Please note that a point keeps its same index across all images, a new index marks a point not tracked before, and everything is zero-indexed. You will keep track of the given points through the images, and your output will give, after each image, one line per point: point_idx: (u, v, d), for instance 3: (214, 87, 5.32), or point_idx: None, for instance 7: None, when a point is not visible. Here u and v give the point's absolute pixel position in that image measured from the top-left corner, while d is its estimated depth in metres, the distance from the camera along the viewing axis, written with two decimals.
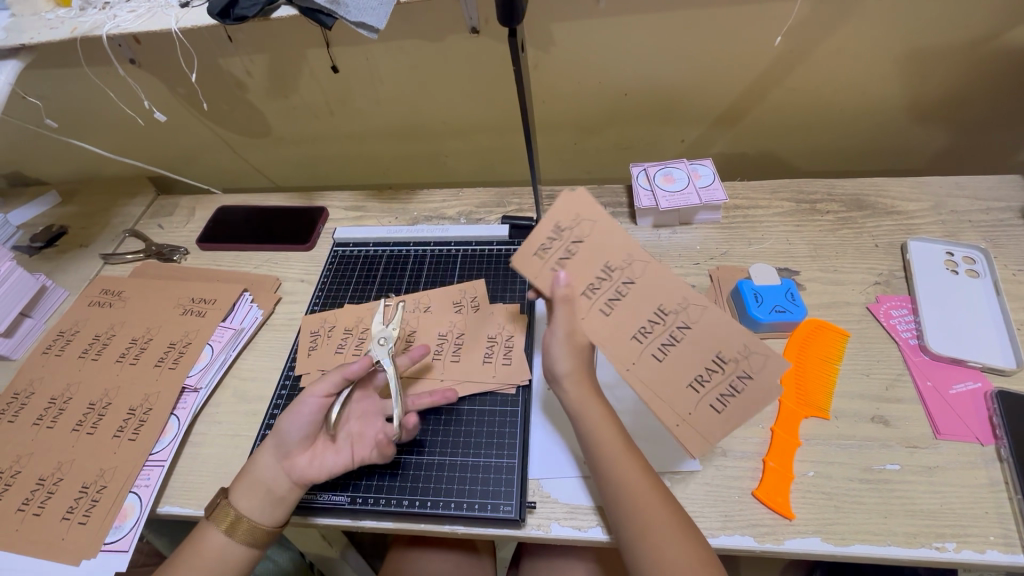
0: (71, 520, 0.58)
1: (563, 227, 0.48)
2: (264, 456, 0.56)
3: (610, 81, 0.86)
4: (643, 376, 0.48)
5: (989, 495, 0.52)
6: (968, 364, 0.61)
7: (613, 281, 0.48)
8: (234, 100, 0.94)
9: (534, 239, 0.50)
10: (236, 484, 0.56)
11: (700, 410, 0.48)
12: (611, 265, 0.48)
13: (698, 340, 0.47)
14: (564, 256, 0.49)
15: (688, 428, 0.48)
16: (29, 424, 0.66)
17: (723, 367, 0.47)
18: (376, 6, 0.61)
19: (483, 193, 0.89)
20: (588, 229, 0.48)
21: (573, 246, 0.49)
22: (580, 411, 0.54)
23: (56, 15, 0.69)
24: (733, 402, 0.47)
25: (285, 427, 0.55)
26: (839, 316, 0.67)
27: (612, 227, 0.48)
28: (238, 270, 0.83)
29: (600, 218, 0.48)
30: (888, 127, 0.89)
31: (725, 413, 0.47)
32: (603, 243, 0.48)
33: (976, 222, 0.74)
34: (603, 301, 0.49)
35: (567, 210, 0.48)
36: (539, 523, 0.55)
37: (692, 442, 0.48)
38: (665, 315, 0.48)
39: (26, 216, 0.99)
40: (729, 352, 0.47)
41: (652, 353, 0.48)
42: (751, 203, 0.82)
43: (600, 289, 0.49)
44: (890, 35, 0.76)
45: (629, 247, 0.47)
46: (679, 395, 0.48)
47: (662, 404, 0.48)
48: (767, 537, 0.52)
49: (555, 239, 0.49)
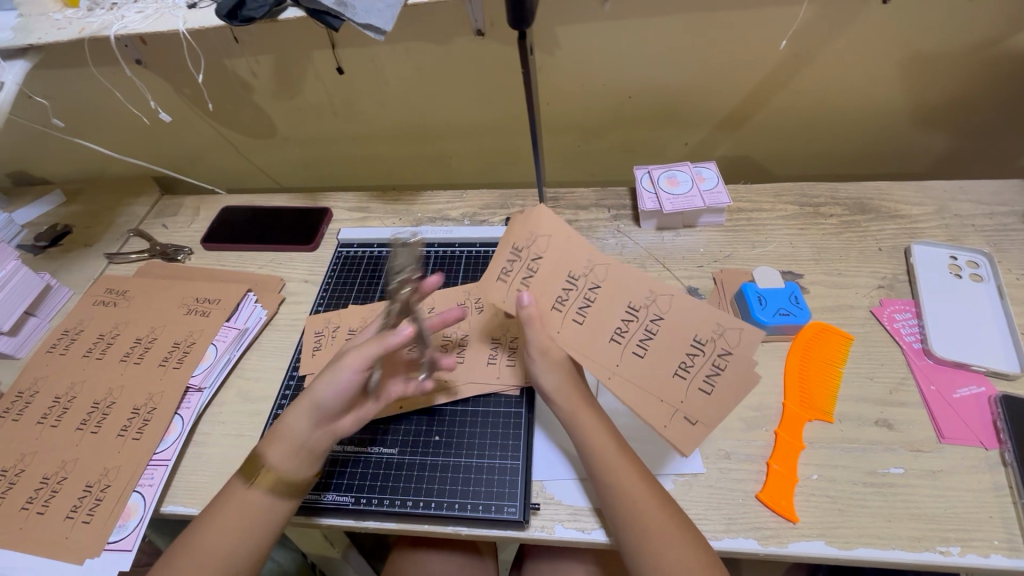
0: (74, 519, 0.58)
1: (521, 248, 0.53)
2: (297, 417, 0.54)
3: (614, 84, 0.86)
4: (624, 379, 0.52)
5: (994, 499, 0.52)
6: (972, 368, 0.61)
7: (579, 288, 0.52)
8: (239, 100, 0.94)
9: (496, 265, 0.54)
10: (273, 440, 0.55)
11: (691, 396, 0.50)
12: (574, 273, 0.52)
13: (673, 328, 0.51)
14: (527, 276, 0.53)
15: (680, 422, 0.50)
16: (33, 423, 0.66)
17: (703, 350, 0.50)
18: (383, 8, 0.61)
19: (486, 194, 0.90)
20: (545, 244, 0.52)
21: (533, 264, 0.53)
22: (573, 423, 0.54)
23: (64, 16, 0.69)
24: (719, 385, 0.49)
25: (321, 395, 0.53)
26: (843, 320, 0.67)
27: (569, 237, 0.52)
28: (242, 270, 0.83)
29: (558, 230, 0.52)
30: (892, 131, 0.90)
31: (714, 399, 0.50)
32: (562, 252, 0.52)
33: (979, 226, 0.74)
34: (573, 311, 0.53)
35: (521, 231, 0.53)
36: (543, 525, 0.55)
37: (681, 437, 0.50)
38: (636, 312, 0.52)
39: (30, 215, 0.99)
40: (705, 333, 0.50)
41: (632, 350, 0.52)
42: (754, 206, 0.82)
43: (568, 300, 0.53)
44: (894, 39, 0.76)
45: (588, 254, 0.52)
46: (664, 389, 0.51)
47: (651, 402, 0.51)
48: (771, 540, 0.52)
49: (515, 262, 0.53)
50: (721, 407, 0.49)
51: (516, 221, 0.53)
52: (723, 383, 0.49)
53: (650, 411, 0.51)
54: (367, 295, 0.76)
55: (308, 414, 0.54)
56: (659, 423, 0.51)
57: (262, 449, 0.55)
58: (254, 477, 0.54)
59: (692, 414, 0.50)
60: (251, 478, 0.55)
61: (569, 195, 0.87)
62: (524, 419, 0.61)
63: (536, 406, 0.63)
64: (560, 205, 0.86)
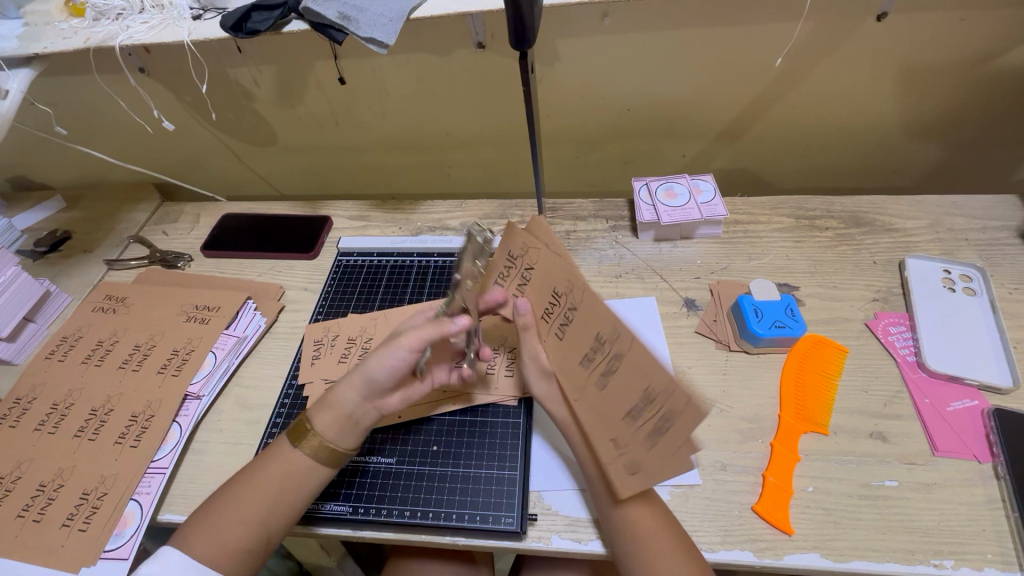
0: (71, 527, 0.58)
1: (513, 260, 0.56)
2: (349, 388, 0.55)
3: (613, 97, 0.87)
4: (586, 404, 0.53)
5: (987, 513, 0.53)
6: (965, 382, 0.61)
7: (558, 299, 0.54)
8: (241, 109, 0.95)
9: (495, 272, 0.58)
10: (320, 407, 0.56)
11: (631, 445, 0.48)
12: (559, 291, 0.54)
13: (631, 371, 0.48)
14: (524, 285, 0.57)
15: (619, 468, 0.50)
16: (30, 429, 0.66)
17: (651, 405, 0.47)
18: (386, 22, 0.62)
19: (486, 204, 0.90)
20: (537, 257, 0.54)
21: (525, 274, 0.56)
22: (570, 429, 0.55)
23: (69, 25, 0.70)
24: (664, 442, 0.46)
25: (374, 371, 0.55)
26: (838, 333, 0.68)
27: (553, 247, 0.53)
28: (241, 278, 0.84)
29: (544, 241, 0.54)
30: (886, 145, 0.91)
31: (653, 455, 0.47)
32: (545, 264, 0.54)
33: (972, 240, 0.75)
34: (556, 321, 0.55)
35: (513, 246, 0.56)
36: (540, 535, 0.55)
37: (619, 482, 0.49)
38: (604, 328, 0.50)
39: (30, 221, 1.00)
40: (657, 387, 0.46)
41: (595, 382, 0.51)
42: (751, 218, 0.83)
43: (552, 311, 0.55)
44: (889, 56, 0.78)
45: (562, 266, 0.53)
46: (615, 428, 0.50)
47: (601, 438, 0.51)
48: (767, 552, 0.52)
49: (509, 273, 0.57)
50: (660, 467, 0.46)
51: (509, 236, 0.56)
52: (664, 441, 0.46)
53: (599, 446, 0.51)
54: (366, 304, 0.76)
55: (360, 386, 0.55)
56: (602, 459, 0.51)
57: (310, 414, 0.56)
58: (298, 440, 0.55)
59: (632, 462, 0.49)
60: (297, 440, 0.55)
61: (567, 206, 0.88)
62: (522, 428, 0.61)
63: (536, 415, 0.63)
64: (558, 215, 0.87)
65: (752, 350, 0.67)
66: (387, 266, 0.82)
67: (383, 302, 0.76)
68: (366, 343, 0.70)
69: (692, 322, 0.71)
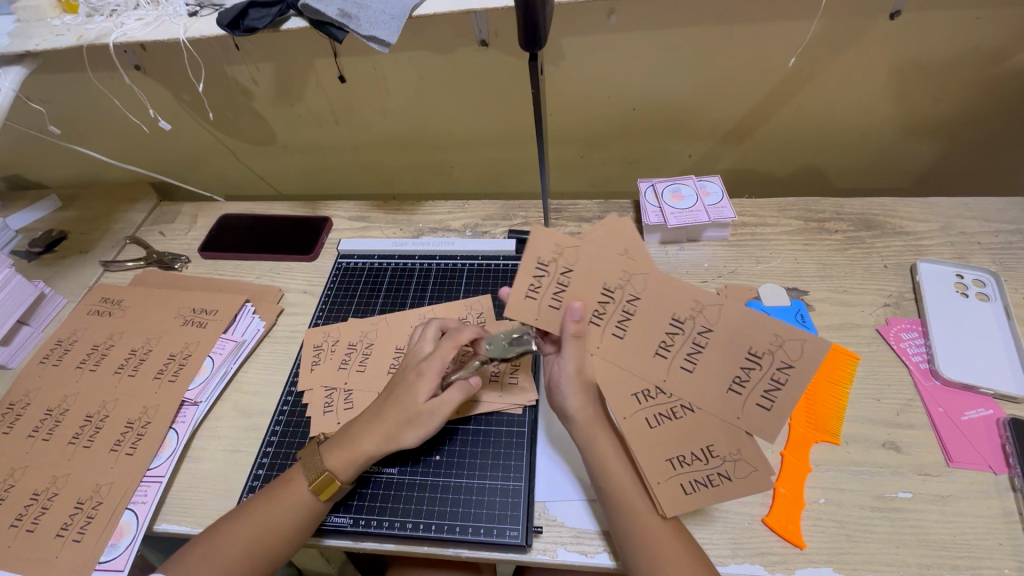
0: (65, 537, 0.57)
1: (546, 262, 0.49)
2: (373, 438, 0.55)
3: (618, 97, 0.85)
4: (643, 420, 0.51)
5: (1004, 527, 0.51)
6: (979, 390, 0.60)
7: (617, 302, 0.49)
8: (239, 107, 0.93)
9: (522, 282, 0.50)
10: (342, 460, 0.54)
11: (669, 485, 0.50)
12: (650, 319, 0.48)
13: (692, 425, 0.50)
14: (599, 292, 0.49)
15: (681, 483, 0.50)
16: (24, 436, 0.65)
17: (706, 459, 0.50)
18: (387, 19, 0.60)
19: (489, 205, 0.89)
20: (642, 280, 0.48)
21: (564, 277, 0.49)
22: (591, 445, 0.53)
23: (62, 22, 0.68)
24: (740, 444, 0.49)
25: (404, 428, 0.54)
26: (849, 339, 0.67)
27: (618, 246, 0.50)
28: (240, 280, 0.82)
29: (604, 239, 0.50)
30: (896, 145, 0.89)
31: (731, 463, 0.50)
32: (606, 270, 0.48)
33: (985, 244, 0.74)
34: (612, 325, 0.49)
35: (546, 244, 0.49)
36: (545, 548, 0.53)
37: (670, 499, 0.50)
38: (681, 325, 0.48)
39: (25, 220, 0.98)
40: (720, 448, 0.50)
41: (647, 418, 0.51)
42: (758, 221, 0.81)
43: (606, 313, 0.49)
44: (900, 55, 0.76)
45: (627, 266, 0.48)
46: (684, 435, 0.51)
47: (659, 456, 0.51)
48: (778, 566, 0.51)
49: (543, 277, 0.49)
50: (737, 472, 0.50)
51: (544, 233, 0.49)
52: (744, 447, 0.49)
53: (654, 466, 0.51)
54: (367, 308, 0.75)
55: (386, 445, 0.55)
56: (653, 478, 0.51)
57: (329, 467, 0.54)
58: (325, 496, 0.54)
59: (706, 473, 0.50)
60: (321, 494, 0.54)
61: (572, 207, 0.87)
62: (527, 437, 0.60)
63: (541, 424, 0.62)
64: (562, 217, 0.86)
65: None
66: (388, 269, 0.80)
67: (384, 306, 0.75)
68: (368, 348, 0.69)
69: None
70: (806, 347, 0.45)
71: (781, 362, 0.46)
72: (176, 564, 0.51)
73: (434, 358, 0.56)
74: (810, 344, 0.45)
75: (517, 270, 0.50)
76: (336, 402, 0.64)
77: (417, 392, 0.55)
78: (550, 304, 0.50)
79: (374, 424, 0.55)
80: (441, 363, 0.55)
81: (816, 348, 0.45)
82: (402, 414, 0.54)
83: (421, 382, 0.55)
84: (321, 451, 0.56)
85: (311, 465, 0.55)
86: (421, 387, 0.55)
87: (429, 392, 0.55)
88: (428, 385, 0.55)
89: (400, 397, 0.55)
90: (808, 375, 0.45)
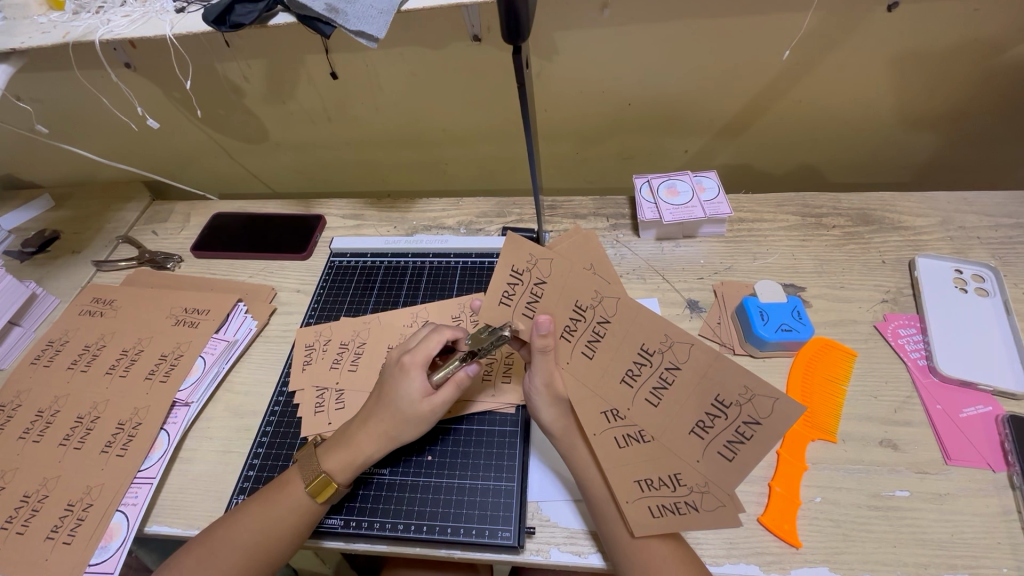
0: (55, 540, 0.56)
1: (521, 270, 0.49)
2: (370, 437, 0.54)
3: (613, 92, 0.84)
4: (611, 440, 0.49)
5: (1002, 525, 0.51)
6: (978, 387, 0.59)
7: (587, 322, 0.48)
8: (230, 105, 0.92)
9: (497, 285, 0.51)
10: (341, 462, 0.54)
11: (636, 506, 0.49)
12: (617, 342, 0.47)
13: (659, 451, 0.48)
14: (566, 310, 0.48)
15: (648, 506, 0.49)
16: (14, 438, 0.64)
17: (675, 487, 0.48)
18: (376, 14, 0.59)
19: (483, 202, 0.88)
20: (611, 305, 0.46)
21: (537, 288, 0.49)
22: (572, 453, 0.53)
23: (48, 19, 0.67)
24: (708, 477, 0.47)
25: (399, 425, 0.54)
26: (846, 335, 0.66)
27: (585, 260, 0.49)
28: (233, 280, 0.81)
29: (572, 251, 0.49)
30: (893, 139, 0.88)
31: (698, 494, 0.47)
32: (573, 285, 0.47)
33: (984, 238, 0.73)
34: (582, 343, 0.49)
35: (522, 254, 0.48)
36: (539, 548, 0.53)
37: (639, 519, 0.49)
38: (649, 357, 0.46)
39: (17, 221, 0.97)
40: (689, 478, 0.47)
41: (614, 437, 0.49)
42: (755, 216, 0.80)
43: (577, 331, 0.48)
44: (898, 47, 0.75)
45: (597, 286, 0.46)
46: (650, 461, 0.48)
47: (627, 476, 0.49)
48: (773, 566, 0.50)
49: (518, 285, 0.50)
50: (704, 504, 0.47)
51: (516, 240, 0.48)
52: (712, 481, 0.46)
53: (622, 485, 0.49)
54: (359, 307, 0.74)
55: (386, 443, 0.55)
56: (622, 497, 0.49)
57: (327, 469, 0.54)
58: (322, 498, 0.53)
59: (674, 500, 0.48)
60: (318, 497, 0.53)
61: (567, 204, 0.86)
62: (520, 438, 0.60)
63: (533, 424, 0.61)
64: (557, 214, 0.85)
65: (757, 354, 0.65)
66: (380, 268, 0.79)
67: (376, 305, 0.74)
68: (359, 347, 0.68)
69: (696, 324, 0.69)
70: (776, 406, 0.42)
71: (748, 417, 0.43)
72: (167, 567, 0.51)
73: (418, 353, 0.55)
74: (781, 404, 0.41)
75: (495, 270, 0.50)
76: (327, 403, 0.64)
77: (406, 390, 0.54)
78: (523, 312, 0.50)
79: (370, 423, 0.55)
80: (426, 358, 0.54)
81: (786, 409, 0.41)
82: (399, 413, 0.54)
83: (407, 379, 0.54)
84: (317, 455, 0.55)
85: (308, 467, 0.55)
86: (410, 385, 0.54)
87: (419, 388, 0.54)
88: (416, 382, 0.54)
89: (391, 396, 0.54)
90: (773, 433, 0.42)
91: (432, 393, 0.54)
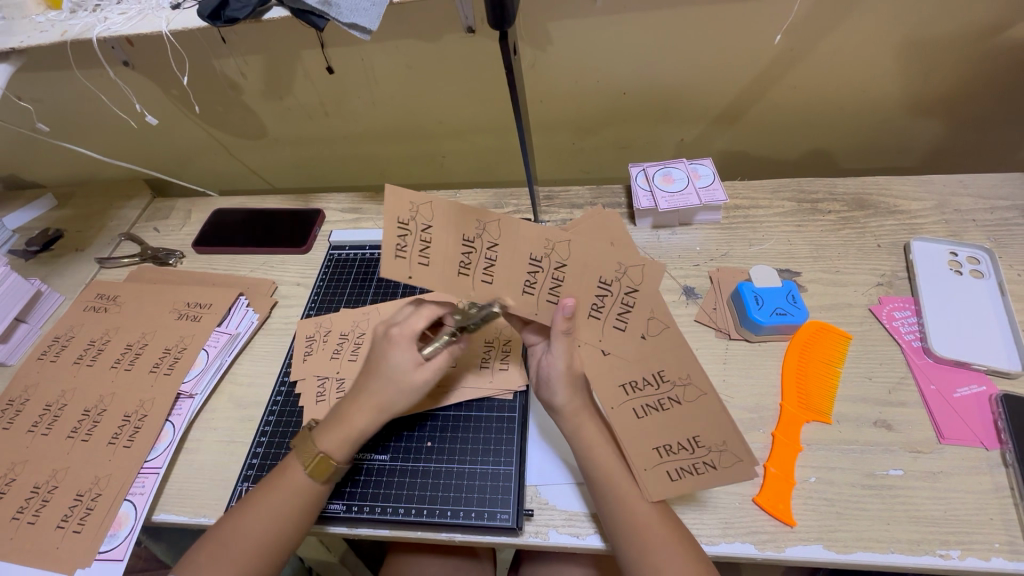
0: (65, 529, 0.58)
1: (406, 220, 0.46)
2: (361, 412, 0.55)
3: (608, 81, 0.85)
4: (631, 411, 0.52)
5: (995, 501, 0.51)
6: (972, 366, 0.59)
7: (615, 295, 0.47)
8: (228, 101, 0.93)
9: (388, 245, 0.47)
10: (336, 441, 0.54)
11: (656, 471, 0.52)
12: (624, 296, 0.47)
13: (681, 416, 0.51)
14: (553, 284, 0.48)
15: (666, 470, 0.51)
16: (24, 432, 0.66)
17: (694, 449, 0.51)
18: (367, 6, 0.61)
19: (481, 194, 0.89)
20: (638, 275, 0.46)
21: (427, 234, 0.47)
22: (577, 435, 0.53)
23: (46, 18, 0.68)
24: (725, 437, 0.50)
25: (390, 398, 0.55)
26: (841, 319, 0.66)
27: (605, 238, 0.47)
28: (234, 275, 0.82)
29: (591, 229, 0.48)
30: (889, 124, 0.88)
31: (715, 453, 0.50)
32: (589, 258, 0.46)
33: (979, 221, 0.73)
34: (612, 318, 0.49)
35: (403, 204, 0.45)
36: (538, 530, 0.54)
37: (655, 484, 0.51)
38: (608, 288, 0.47)
39: (21, 220, 0.99)
40: (708, 439, 0.51)
41: (634, 408, 0.52)
42: (751, 203, 0.81)
43: (604, 307, 0.48)
44: (892, 31, 0.75)
45: (619, 259, 0.46)
46: (671, 425, 0.51)
47: (646, 444, 0.52)
48: (768, 545, 0.51)
49: (537, 273, 0.48)
50: (722, 462, 0.50)
51: (529, 227, 0.46)
52: (730, 440, 0.49)
53: (639, 453, 0.52)
54: (359, 298, 0.75)
55: (378, 416, 0.55)
56: (639, 465, 0.52)
57: (323, 449, 0.54)
58: (322, 477, 0.54)
59: (692, 462, 0.51)
60: (318, 476, 0.54)
61: (564, 194, 0.87)
62: (518, 424, 0.61)
63: (530, 409, 0.62)
64: (555, 204, 0.86)
65: (753, 339, 0.65)
66: None
67: (375, 296, 0.75)
68: (359, 338, 0.69)
69: (691, 311, 0.69)
70: (646, 272, 0.45)
71: (627, 288, 0.47)
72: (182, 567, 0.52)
73: (407, 326, 0.55)
74: (651, 269, 0.45)
75: (381, 234, 0.46)
76: (328, 391, 0.65)
77: (396, 360, 0.54)
78: (459, 270, 0.48)
79: (361, 397, 0.55)
80: (414, 331, 0.54)
81: (654, 271, 0.45)
82: (389, 382, 0.54)
83: (396, 350, 0.54)
84: (312, 436, 0.56)
85: (306, 450, 0.55)
86: (400, 357, 0.54)
87: (409, 360, 0.54)
88: (406, 353, 0.54)
89: (381, 367, 0.55)
90: (654, 298, 0.46)
91: (422, 364, 0.55)
